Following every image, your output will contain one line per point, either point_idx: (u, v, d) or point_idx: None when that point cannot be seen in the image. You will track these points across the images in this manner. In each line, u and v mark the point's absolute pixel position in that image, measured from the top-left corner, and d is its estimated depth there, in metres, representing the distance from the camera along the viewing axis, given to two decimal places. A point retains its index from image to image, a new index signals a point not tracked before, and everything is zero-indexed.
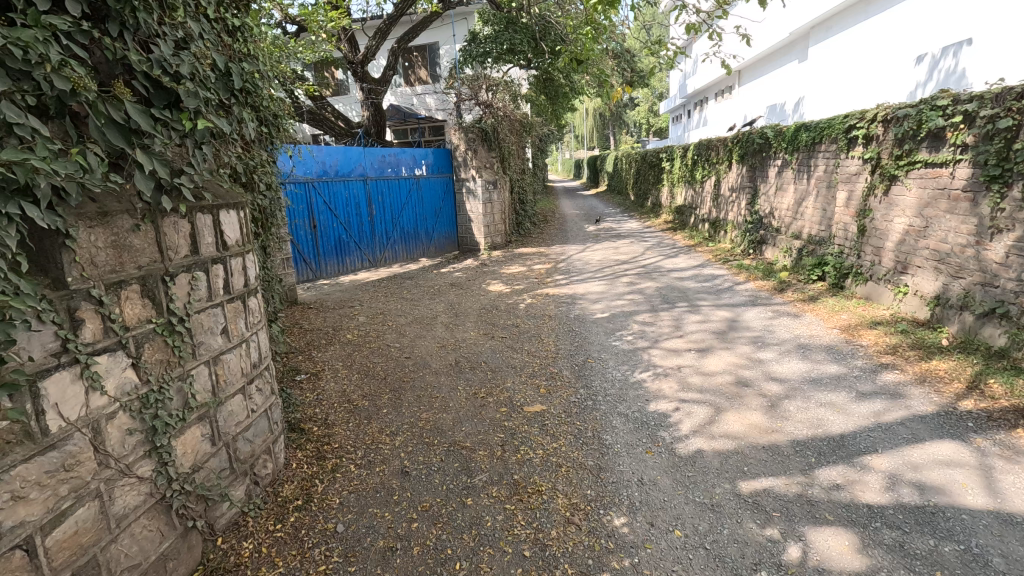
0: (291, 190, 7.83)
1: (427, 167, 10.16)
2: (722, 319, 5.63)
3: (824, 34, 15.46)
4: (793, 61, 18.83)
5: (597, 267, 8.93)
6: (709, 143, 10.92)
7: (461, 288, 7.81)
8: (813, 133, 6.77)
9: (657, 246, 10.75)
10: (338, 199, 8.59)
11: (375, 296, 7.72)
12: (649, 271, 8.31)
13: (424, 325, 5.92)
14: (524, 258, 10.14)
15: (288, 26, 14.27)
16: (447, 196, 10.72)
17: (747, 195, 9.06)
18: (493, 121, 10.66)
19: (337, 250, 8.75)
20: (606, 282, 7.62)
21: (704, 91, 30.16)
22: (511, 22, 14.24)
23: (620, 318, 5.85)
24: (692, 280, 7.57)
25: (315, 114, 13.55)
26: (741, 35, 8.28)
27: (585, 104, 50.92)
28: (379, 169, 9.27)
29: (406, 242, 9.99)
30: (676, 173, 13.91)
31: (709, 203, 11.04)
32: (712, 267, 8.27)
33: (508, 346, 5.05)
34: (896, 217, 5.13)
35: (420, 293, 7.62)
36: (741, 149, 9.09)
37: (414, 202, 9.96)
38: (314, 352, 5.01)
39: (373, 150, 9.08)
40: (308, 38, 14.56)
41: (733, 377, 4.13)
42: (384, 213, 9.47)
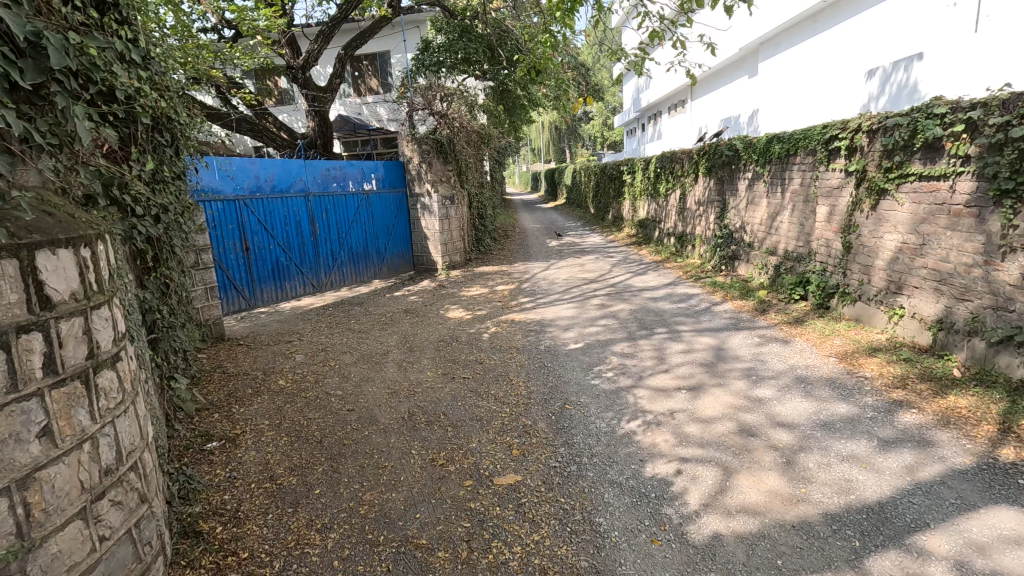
0: (218, 208, 6.84)
1: (378, 182, 9.35)
2: (707, 347, 5.11)
3: (773, 50, 15.83)
4: (744, 77, 19.24)
5: (565, 287, 8.36)
6: (673, 155, 10.64)
7: (416, 315, 7.02)
8: (787, 145, 6.44)
9: (624, 262, 10.32)
10: (275, 217, 7.65)
11: (318, 327, 6.81)
12: (619, 291, 7.79)
13: (372, 365, 5.11)
14: (486, 278, 9.45)
15: (225, 31, 13.31)
16: (400, 213, 9.92)
17: (715, 209, 8.74)
18: (449, 132, 9.99)
19: (274, 275, 7.76)
20: (576, 305, 7.03)
21: (658, 105, 30.67)
22: (466, 31, 13.70)
23: (596, 349, 5.24)
24: (666, 300, 7.09)
25: (255, 126, 12.47)
26: (706, 44, 7.97)
27: (541, 118, 51.08)
28: (324, 184, 8.39)
29: (355, 264, 9.10)
30: (638, 186, 13.63)
31: (674, 216, 10.73)
32: (685, 285, 7.84)
33: (470, 391, 4.32)
34: (886, 233, 4.78)
35: (370, 323, 6.79)
36: (708, 161, 8.79)
37: (363, 219, 9.11)
38: (235, 407, 4.11)
39: (316, 163, 8.22)
40: (246, 44, 13.55)
41: (735, 423, 3.55)
42: (329, 233, 8.56)
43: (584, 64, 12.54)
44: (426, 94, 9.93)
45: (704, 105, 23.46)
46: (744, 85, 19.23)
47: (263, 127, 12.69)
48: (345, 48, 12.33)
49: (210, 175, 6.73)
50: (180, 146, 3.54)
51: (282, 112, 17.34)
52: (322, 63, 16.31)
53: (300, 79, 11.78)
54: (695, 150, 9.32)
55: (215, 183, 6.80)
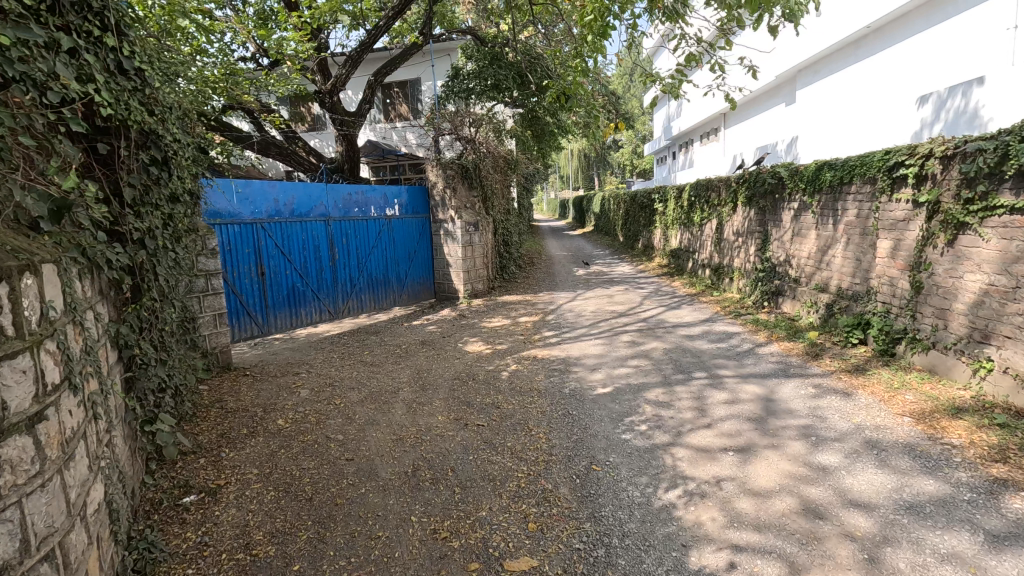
0: (234, 231, 6.66)
1: (400, 207, 9.12)
2: (754, 398, 4.51)
3: (812, 77, 15.32)
4: (782, 105, 18.71)
5: (591, 320, 7.85)
6: (709, 183, 10.12)
7: (432, 347, 6.61)
8: (841, 173, 5.88)
9: (655, 294, 9.75)
10: (293, 242, 7.44)
11: (330, 358, 6.47)
12: (651, 326, 7.24)
13: (379, 405, 4.68)
14: (509, 308, 9.01)
15: (262, 59, 13.69)
16: (423, 239, 9.64)
17: (756, 240, 8.15)
18: (475, 157, 9.75)
19: (289, 301, 7.50)
20: (604, 341, 6.50)
21: (690, 133, 30.27)
22: (496, 58, 13.67)
23: (627, 395, 4.69)
24: (704, 339, 6.49)
25: (283, 150, 12.64)
26: (746, 66, 7.53)
27: (571, 145, 51.23)
28: (345, 209, 8.20)
29: (373, 290, 8.80)
30: (670, 215, 13.11)
31: (710, 247, 10.15)
32: (724, 322, 7.24)
33: (484, 443, 3.83)
34: (967, 273, 4.15)
35: (384, 354, 6.40)
36: (748, 190, 8.25)
37: (384, 245, 8.86)
38: (224, 452, 3.72)
39: (338, 187, 8.05)
40: (282, 72, 13.86)
41: (797, 499, 2.95)
42: (348, 259, 8.31)
43: (616, 91, 12.25)
44: (453, 118, 9.76)
45: (738, 132, 22.93)
46: (782, 112, 18.67)
47: (291, 150, 12.84)
48: (376, 74, 12.38)
49: (228, 198, 6.57)
50: (171, 165, 3.27)
51: (313, 137, 17.62)
52: (351, 87, 16.57)
53: (328, 104, 11.85)
54: (733, 178, 8.79)
55: (233, 206, 6.64)
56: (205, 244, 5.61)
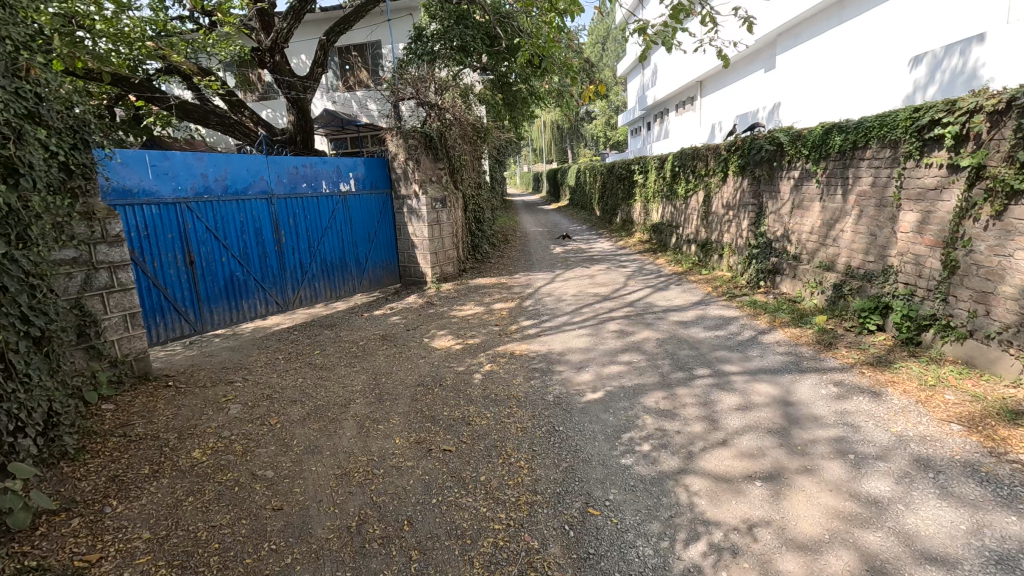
0: (151, 213, 5.60)
1: (357, 182, 8.10)
2: (770, 402, 3.84)
3: (795, 40, 14.68)
4: (762, 71, 18.15)
5: (573, 304, 7.12)
6: (695, 152, 9.38)
7: (393, 344, 5.77)
8: (854, 135, 5.17)
9: (639, 273, 9.07)
10: (228, 223, 6.39)
11: (272, 359, 5.57)
12: (640, 311, 6.54)
13: (323, 425, 3.84)
14: (483, 292, 8.20)
15: (200, 17, 12.26)
16: (384, 218, 8.65)
17: (749, 214, 7.49)
18: (439, 125, 8.75)
19: (227, 293, 6.47)
20: (589, 332, 5.77)
21: (666, 102, 29.55)
22: (462, 17, 12.49)
23: (622, 401, 3.96)
24: (699, 326, 5.81)
25: (224, 119, 11.36)
26: (741, 17, 6.69)
27: (544, 116, 49.98)
28: (291, 184, 7.14)
29: (329, 277, 7.83)
30: (651, 187, 12.38)
31: (696, 221, 9.49)
32: (718, 305, 6.59)
33: (451, 478, 3.06)
34: (1019, 250, 3.52)
35: (337, 354, 5.54)
36: (740, 158, 7.53)
37: (339, 226, 7.85)
38: (108, 506, 2.85)
39: (281, 160, 6.98)
40: (222, 32, 12.42)
41: (855, 554, 2.28)
42: (297, 242, 7.29)
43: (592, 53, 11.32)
44: (414, 81, 8.70)
45: (717, 100, 22.30)
46: (762, 79, 18.18)
47: (234, 119, 11.56)
48: (327, 33, 11.09)
49: (141, 173, 5.48)
50: None
51: (264, 106, 16.14)
52: (290, 52, 14.98)
53: (269, 63, 10.52)
54: (723, 144, 8.06)
55: (148, 183, 5.56)
56: (105, 230, 4.58)
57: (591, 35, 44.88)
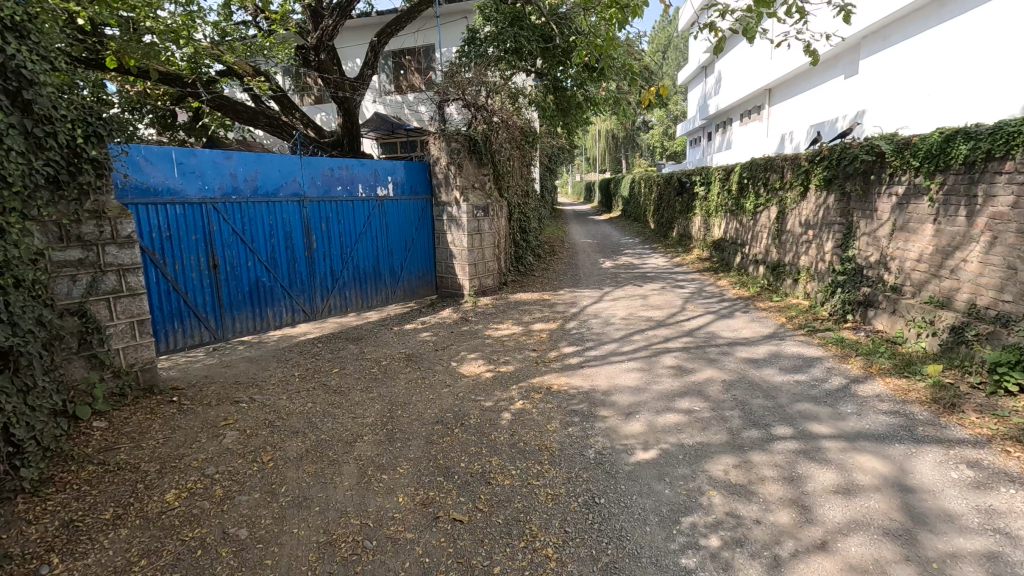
0: (175, 213, 5.32)
1: (395, 186, 7.65)
2: (881, 486, 2.92)
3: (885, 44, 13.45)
4: (841, 77, 16.92)
5: (622, 329, 6.34)
6: (767, 162, 8.35)
7: (417, 366, 5.19)
8: (992, 144, 4.15)
9: (699, 295, 8.13)
10: (256, 226, 6.07)
11: (289, 376, 5.12)
12: (701, 343, 5.67)
13: (320, 468, 3.27)
14: (523, 309, 7.54)
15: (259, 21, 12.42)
16: (423, 224, 8.17)
17: (835, 234, 6.45)
18: (485, 128, 8.22)
19: (250, 300, 6.13)
20: (639, 366, 4.98)
21: (729, 112, 28.07)
22: (518, 19, 12.00)
23: (681, 468, 3.16)
24: (774, 367, 4.88)
25: (273, 120, 11.34)
26: (837, 5, 5.71)
27: (599, 125, 49.11)
28: (325, 187, 6.77)
29: (361, 285, 7.40)
30: (714, 200, 11.35)
31: (767, 240, 8.46)
32: (795, 340, 5.62)
33: (454, 566, 2.39)
34: None
35: (357, 374, 5.02)
36: (825, 170, 6.51)
37: (373, 232, 7.42)
38: (46, 566, 2.40)
39: (316, 161, 6.63)
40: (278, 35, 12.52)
41: None
42: (329, 248, 6.90)
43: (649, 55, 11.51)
44: (462, 82, 8.20)
45: (788, 108, 20.84)
46: (841, 86, 16.85)
47: (281, 121, 11.47)
48: (378, 34, 10.86)
49: (166, 171, 5.22)
50: None
51: (318, 110, 16.26)
52: (342, 57, 14.97)
53: (312, 62, 10.32)
54: (804, 154, 7.04)
55: (173, 181, 5.29)
56: (115, 231, 4.26)
57: (652, 43, 43.67)
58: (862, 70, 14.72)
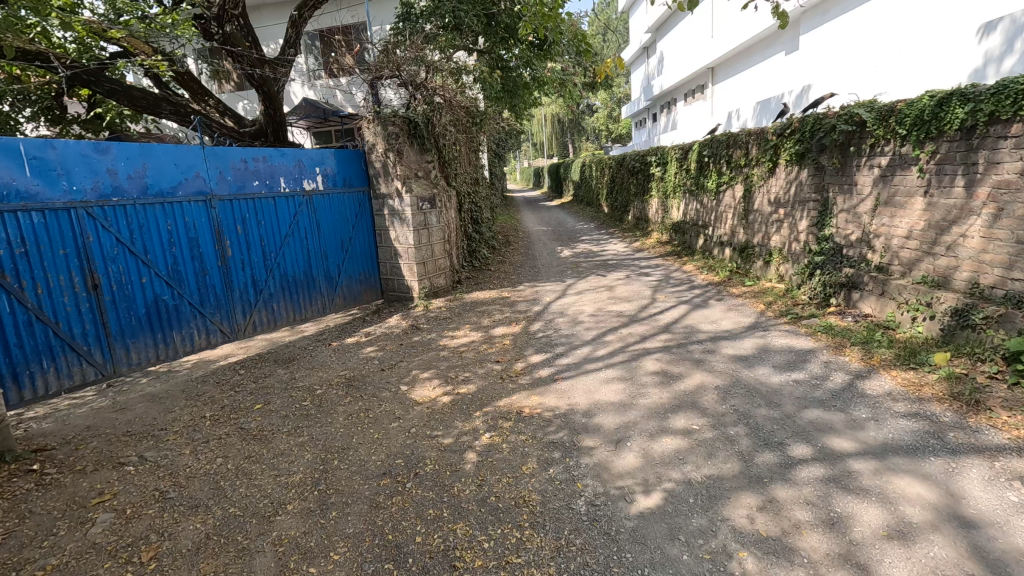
0: (30, 223, 4.17)
1: (325, 179, 6.64)
2: (937, 522, 2.39)
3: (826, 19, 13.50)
4: (782, 53, 17.03)
5: (593, 329, 5.70)
6: (729, 138, 7.91)
7: (360, 393, 4.33)
8: (995, 105, 3.72)
9: (667, 282, 7.64)
10: (149, 234, 4.95)
11: (198, 418, 4.13)
12: (681, 340, 5.12)
13: (221, 567, 2.39)
14: (481, 310, 6.78)
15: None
16: (361, 221, 7.19)
17: (809, 212, 6.05)
18: (425, 109, 7.30)
19: (148, 325, 5.01)
20: (620, 375, 4.34)
21: (673, 92, 28.13)
22: None
23: (695, 519, 2.51)
24: (767, 365, 4.37)
25: (179, 108, 9.59)
26: None
27: (545, 109, 48.50)
28: (239, 183, 5.71)
29: (292, 296, 6.38)
30: (672, 180, 10.94)
31: (732, 220, 8.06)
32: (781, 329, 5.16)
33: None
34: None
35: (285, 411, 4.10)
36: (796, 143, 6.07)
37: (301, 232, 6.39)
38: None
39: (224, 151, 5.54)
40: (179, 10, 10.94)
41: None
42: (248, 255, 5.84)
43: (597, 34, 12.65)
44: (396, 57, 7.23)
45: (731, 87, 20.95)
46: (783, 62, 16.95)
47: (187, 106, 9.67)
48: (299, 7, 9.62)
49: (14, 168, 4.05)
50: None
51: (238, 98, 14.64)
52: (262, 39, 13.36)
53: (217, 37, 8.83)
54: (771, 127, 6.60)
55: (25, 182, 4.13)
56: None
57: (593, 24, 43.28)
58: (804, 45, 14.78)
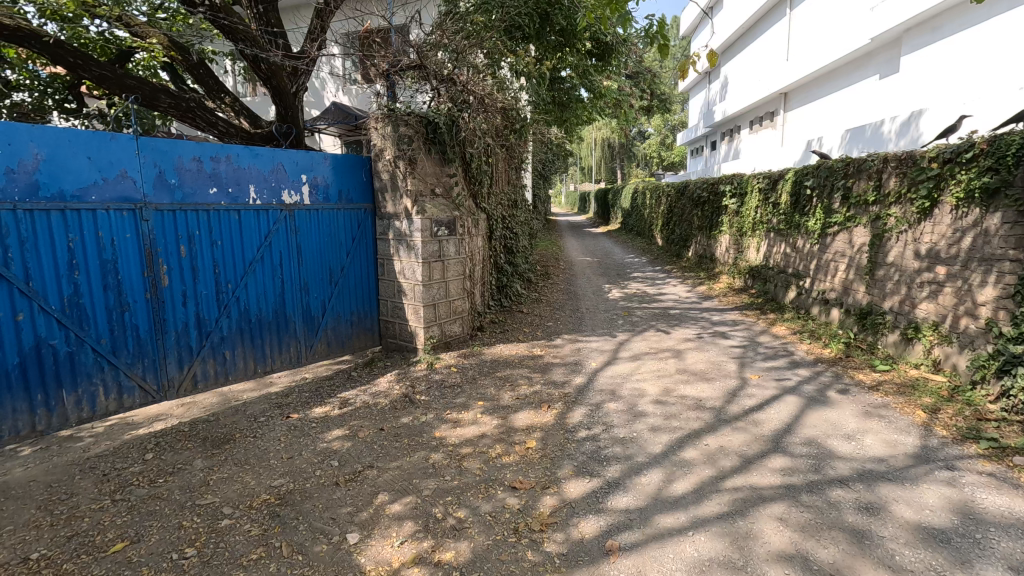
0: None
1: (314, 191, 5.13)
2: None
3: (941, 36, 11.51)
4: (875, 76, 14.93)
5: (662, 432, 3.84)
6: (847, 166, 5.98)
7: (279, 543, 2.61)
8: None
9: (757, 353, 5.68)
10: (36, 255, 3.51)
11: (15, 563, 2.52)
12: (811, 475, 3.20)
13: None
14: (503, 375, 5.04)
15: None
16: (359, 247, 5.62)
17: (1001, 275, 4.02)
18: (453, 108, 5.76)
19: (21, 381, 3.54)
20: (724, 560, 2.46)
21: (736, 119, 26.12)
22: None
23: None
24: (998, 564, 2.40)
25: (179, 100, 8.27)
26: None
27: (594, 134, 47.31)
28: (188, 189, 4.23)
29: (253, 342, 4.83)
30: (751, 215, 9.00)
31: (846, 274, 6.05)
32: (983, 473, 3.14)
33: None
34: None
35: (146, 572, 2.43)
36: (983, 174, 4.10)
37: (272, 258, 4.87)
38: None
39: (170, 146, 4.09)
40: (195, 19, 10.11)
41: None
42: (194, 286, 4.34)
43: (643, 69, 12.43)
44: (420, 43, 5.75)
45: (808, 114, 18.80)
46: (876, 87, 14.83)
47: (189, 100, 8.36)
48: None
49: None
50: None
51: (269, 102, 13.68)
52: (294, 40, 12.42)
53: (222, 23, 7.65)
54: (929, 150, 4.66)
55: None
56: None
57: None
58: (908, 66, 12.72)
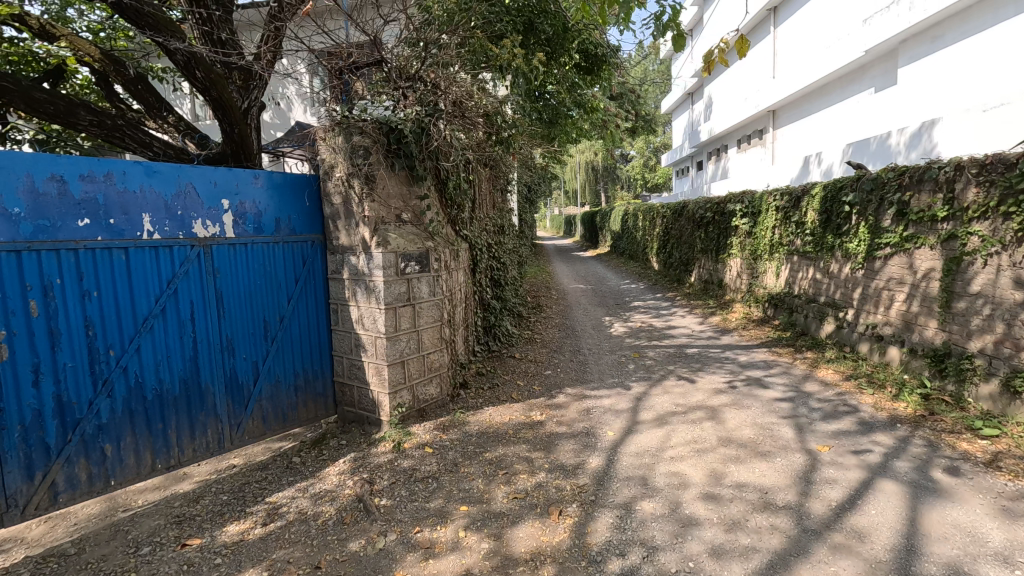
0: None
1: (241, 221, 3.93)
2: None
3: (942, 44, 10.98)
4: (869, 90, 14.40)
5: (730, 559, 2.61)
6: (902, 177, 4.98)
7: None
8: None
9: (813, 410, 4.51)
10: None
11: None
12: None
13: None
14: (494, 457, 3.79)
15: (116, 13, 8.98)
16: (304, 291, 4.39)
17: None
18: (423, 113, 4.65)
19: None
20: None
21: (722, 139, 25.68)
22: None
23: None
24: None
25: (103, 116, 7.06)
26: None
27: (577, 157, 47.00)
28: (44, 222, 3.00)
29: (152, 428, 3.52)
30: (768, 236, 7.99)
31: (907, 305, 4.98)
32: None
33: None
34: None
35: None
36: None
37: (177, 311, 3.60)
38: None
39: (13, 160, 2.87)
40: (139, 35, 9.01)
41: None
42: (52, 357, 3.06)
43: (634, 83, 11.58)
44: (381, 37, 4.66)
45: (800, 131, 18.25)
46: (871, 101, 14.29)
47: (116, 117, 7.18)
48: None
49: None
50: None
51: None
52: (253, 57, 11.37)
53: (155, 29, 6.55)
54: None
55: None
56: None
57: None
58: (907, 76, 12.17)
